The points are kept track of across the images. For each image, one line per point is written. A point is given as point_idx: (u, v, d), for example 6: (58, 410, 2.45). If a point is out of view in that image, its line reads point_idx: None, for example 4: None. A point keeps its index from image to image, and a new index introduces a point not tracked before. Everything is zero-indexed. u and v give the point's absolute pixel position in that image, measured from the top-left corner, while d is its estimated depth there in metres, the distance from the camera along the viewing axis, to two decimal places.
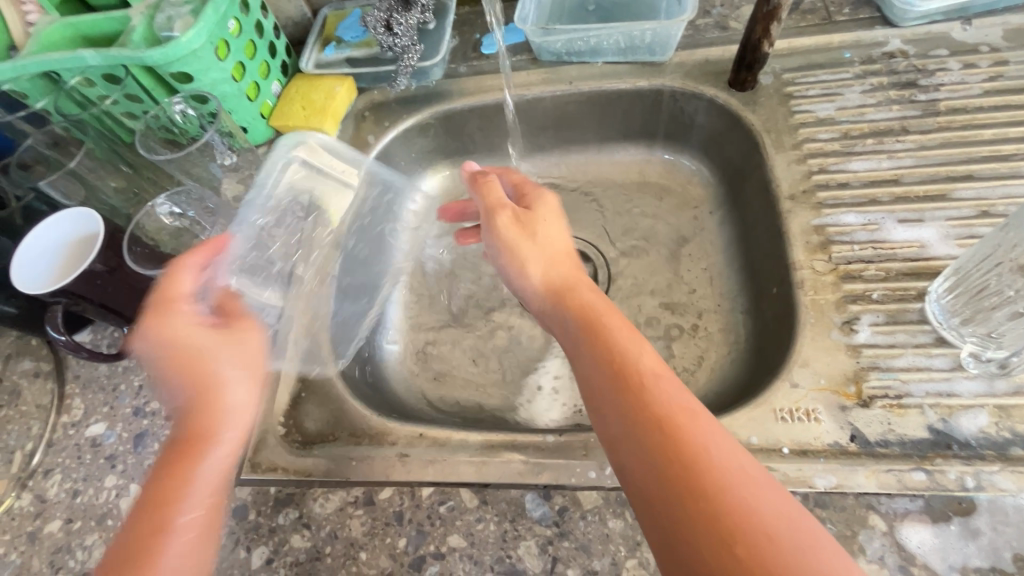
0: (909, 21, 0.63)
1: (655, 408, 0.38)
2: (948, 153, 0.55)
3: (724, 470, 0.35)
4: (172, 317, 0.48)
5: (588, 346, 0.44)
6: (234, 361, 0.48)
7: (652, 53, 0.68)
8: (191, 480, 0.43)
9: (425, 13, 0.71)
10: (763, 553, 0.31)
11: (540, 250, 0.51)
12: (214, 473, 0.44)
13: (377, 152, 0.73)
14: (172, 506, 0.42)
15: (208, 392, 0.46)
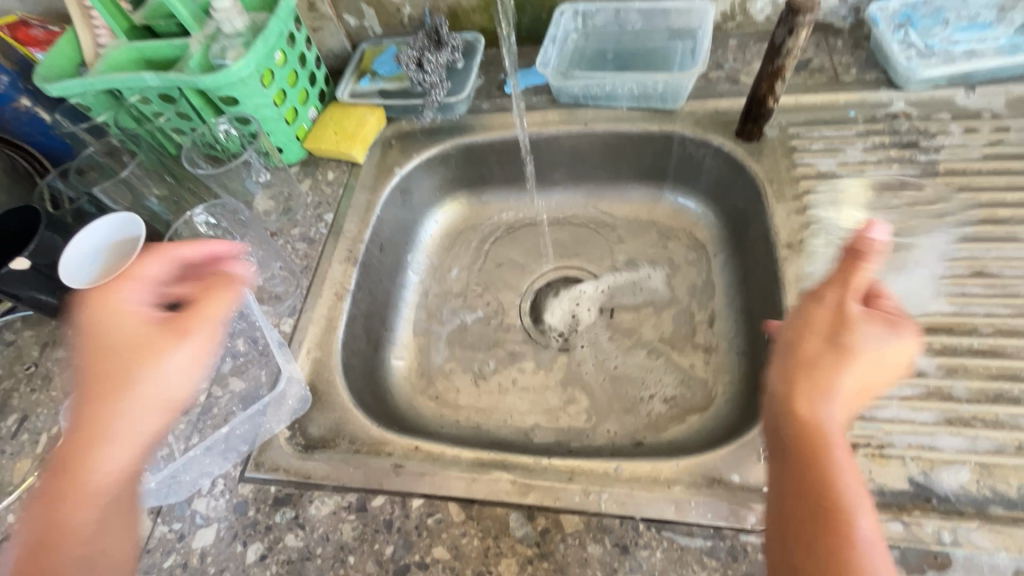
0: (913, 85, 0.65)
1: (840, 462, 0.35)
2: (945, 213, 0.57)
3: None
4: (111, 300, 0.43)
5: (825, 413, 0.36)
6: (124, 346, 0.41)
7: (664, 101, 0.71)
8: (85, 514, 0.38)
9: (454, 54, 0.77)
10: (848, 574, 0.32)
11: (858, 365, 0.36)
12: (102, 496, 0.38)
13: (400, 177, 0.77)
14: (61, 537, 0.37)
15: (92, 371, 0.41)
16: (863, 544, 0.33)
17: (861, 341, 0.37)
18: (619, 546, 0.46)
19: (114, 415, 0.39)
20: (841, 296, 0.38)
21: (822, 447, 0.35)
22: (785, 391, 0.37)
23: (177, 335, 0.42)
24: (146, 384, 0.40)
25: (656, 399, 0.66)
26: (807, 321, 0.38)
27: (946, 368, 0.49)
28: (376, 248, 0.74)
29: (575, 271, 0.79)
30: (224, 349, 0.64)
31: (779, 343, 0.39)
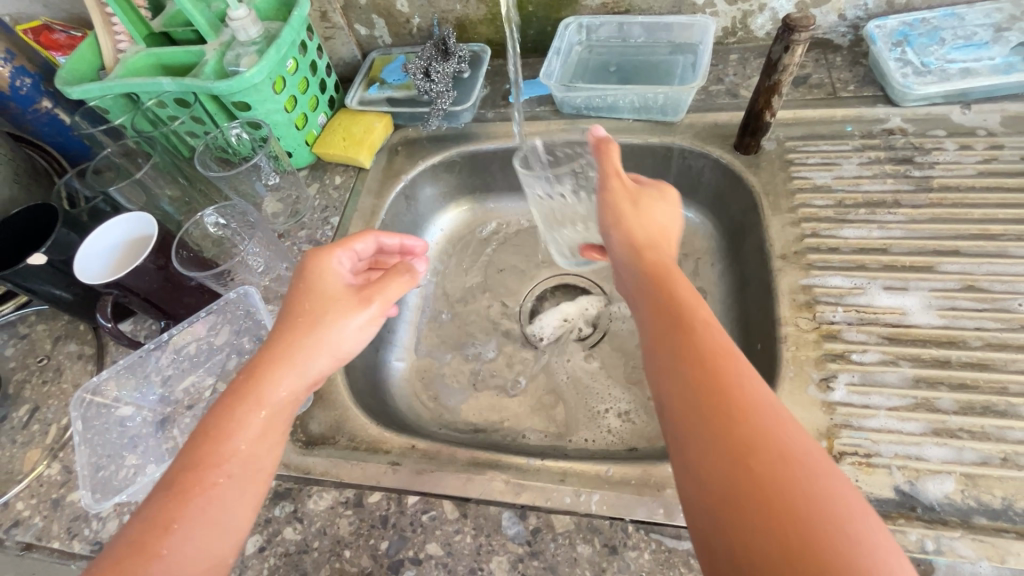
0: (909, 102, 0.67)
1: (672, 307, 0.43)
2: (937, 228, 0.58)
3: (795, 442, 0.34)
4: (328, 264, 0.51)
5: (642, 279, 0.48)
6: (326, 302, 0.48)
7: (664, 113, 0.73)
8: (255, 427, 0.42)
9: (461, 64, 0.79)
10: (734, 404, 0.35)
11: (640, 215, 0.53)
12: (272, 419, 0.43)
13: (405, 182, 0.79)
14: (228, 436, 0.41)
15: (296, 316, 0.47)
16: (707, 328, 0.41)
17: (634, 202, 0.54)
18: (608, 546, 0.47)
19: (305, 350, 0.45)
20: (611, 178, 0.55)
21: (646, 275, 0.48)
22: (618, 256, 0.52)
23: (361, 299, 0.48)
24: (332, 331, 0.46)
25: (611, 413, 0.67)
26: (606, 200, 0.55)
27: (934, 379, 0.50)
28: None
29: (573, 277, 0.82)
30: (229, 346, 0.66)
31: (603, 229, 0.55)
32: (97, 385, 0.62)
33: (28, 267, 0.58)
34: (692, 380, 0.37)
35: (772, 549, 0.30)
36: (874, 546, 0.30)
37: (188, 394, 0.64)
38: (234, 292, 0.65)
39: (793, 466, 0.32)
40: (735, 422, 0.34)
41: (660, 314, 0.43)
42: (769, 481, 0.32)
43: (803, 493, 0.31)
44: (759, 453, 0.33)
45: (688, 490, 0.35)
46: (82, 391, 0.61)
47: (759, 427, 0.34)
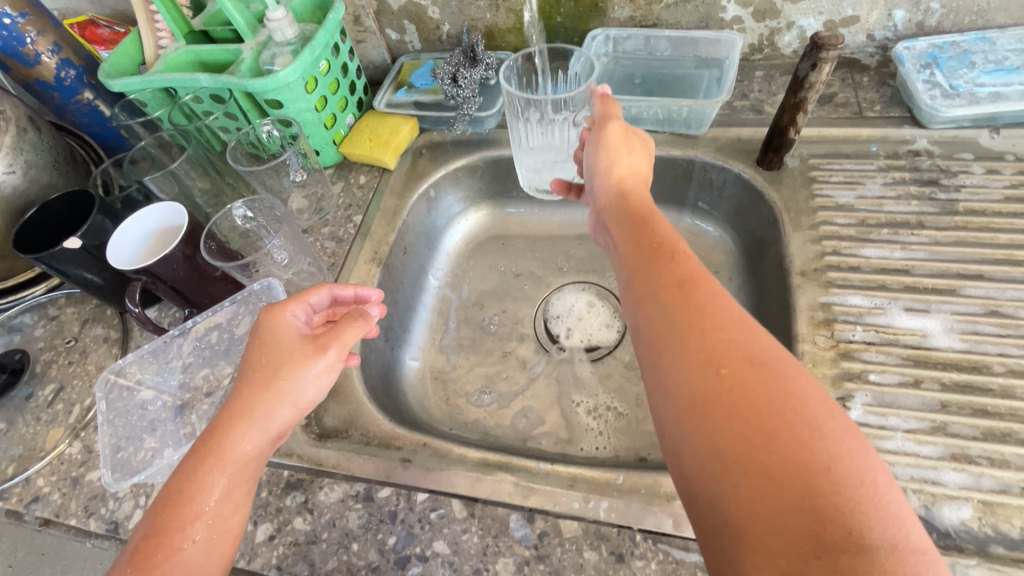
0: (936, 124, 0.66)
1: (675, 275, 0.41)
2: (961, 252, 0.58)
3: (765, 350, 0.35)
4: (282, 314, 0.50)
5: (634, 231, 0.47)
6: (282, 357, 0.48)
7: (687, 126, 0.73)
8: (219, 485, 0.43)
9: (488, 70, 0.80)
10: (747, 377, 0.33)
11: (630, 163, 0.54)
12: (238, 476, 0.44)
13: (428, 184, 0.81)
14: (193, 497, 0.42)
15: (257, 373, 0.47)
16: (714, 294, 0.39)
17: (623, 147, 0.55)
18: (614, 554, 0.47)
19: (263, 405, 0.45)
20: (612, 120, 0.56)
21: (628, 215, 0.49)
22: (602, 203, 0.54)
23: (317, 350, 0.48)
24: (291, 385, 0.47)
25: (585, 413, 0.70)
26: (603, 138, 0.55)
27: (956, 404, 0.49)
28: (399, 251, 0.77)
29: (588, 286, 0.83)
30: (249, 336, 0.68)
31: (593, 176, 0.56)
32: (121, 367, 0.64)
33: (63, 251, 0.60)
34: (665, 302, 0.39)
35: (739, 448, 0.31)
36: (843, 439, 0.31)
37: (208, 381, 0.66)
38: (258, 284, 0.67)
39: (762, 369, 0.33)
40: (739, 393, 0.33)
41: (639, 248, 0.45)
42: (738, 385, 0.33)
43: (774, 393, 0.32)
44: (730, 361, 0.34)
45: (660, 404, 0.36)
46: (107, 372, 0.63)
47: (731, 336, 0.35)
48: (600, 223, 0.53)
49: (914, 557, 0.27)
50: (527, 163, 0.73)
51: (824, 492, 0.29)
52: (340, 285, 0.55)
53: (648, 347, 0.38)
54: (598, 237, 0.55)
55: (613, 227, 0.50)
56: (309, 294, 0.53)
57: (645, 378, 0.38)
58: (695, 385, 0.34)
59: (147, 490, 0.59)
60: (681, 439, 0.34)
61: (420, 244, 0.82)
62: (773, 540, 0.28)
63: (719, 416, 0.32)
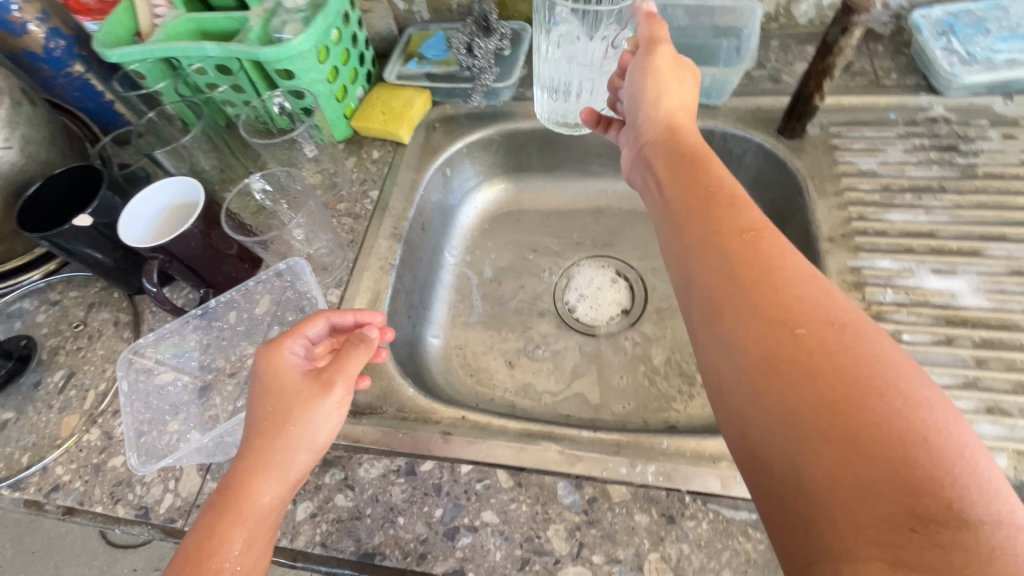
0: (952, 91, 0.68)
1: (738, 226, 0.41)
2: (983, 215, 0.59)
3: (839, 312, 0.34)
4: (280, 353, 0.48)
5: (684, 169, 0.48)
6: (286, 400, 0.46)
7: (708, 97, 0.73)
8: (238, 539, 0.42)
9: (502, 40, 0.78)
10: (824, 335, 0.33)
11: (679, 98, 0.55)
12: (256, 527, 0.43)
13: (444, 158, 0.79)
14: (213, 553, 0.41)
15: (266, 423, 0.45)
16: (780, 250, 0.39)
17: (667, 95, 0.55)
18: (665, 516, 0.48)
19: (278, 455, 0.44)
20: (661, 45, 0.56)
21: (675, 157, 0.50)
22: (648, 136, 0.54)
23: (323, 388, 0.46)
24: (302, 430, 0.45)
25: (614, 384, 0.70)
26: (652, 67, 0.55)
27: (987, 360, 0.51)
28: (418, 227, 0.76)
29: (606, 260, 0.83)
30: (272, 317, 0.66)
31: (638, 103, 0.56)
32: (140, 347, 0.62)
33: (73, 229, 0.57)
34: (726, 256, 0.39)
35: (822, 411, 0.30)
36: (935, 405, 0.30)
37: (231, 361, 0.64)
38: (284, 265, 0.65)
39: (842, 330, 0.33)
40: (820, 353, 0.32)
41: (693, 188, 0.45)
42: (816, 344, 0.33)
43: (854, 354, 0.32)
44: (805, 322, 0.34)
45: (724, 361, 0.35)
46: (126, 352, 0.61)
47: (804, 296, 0.35)
48: (643, 161, 0.53)
49: (1022, 534, 0.26)
50: (552, 89, 0.75)
51: (919, 460, 0.28)
52: (336, 312, 0.53)
53: (709, 300, 0.38)
54: (636, 174, 0.55)
55: (660, 165, 0.50)
56: (304, 326, 0.51)
57: (700, 338, 0.38)
58: (768, 344, 0.34)
59: (176, 473, 0.57)
60: (748, 398, 0.33)
61: (437, 221, 0.81)
62: (862, 510, 0.27)
63: (796, 375, 0.32)
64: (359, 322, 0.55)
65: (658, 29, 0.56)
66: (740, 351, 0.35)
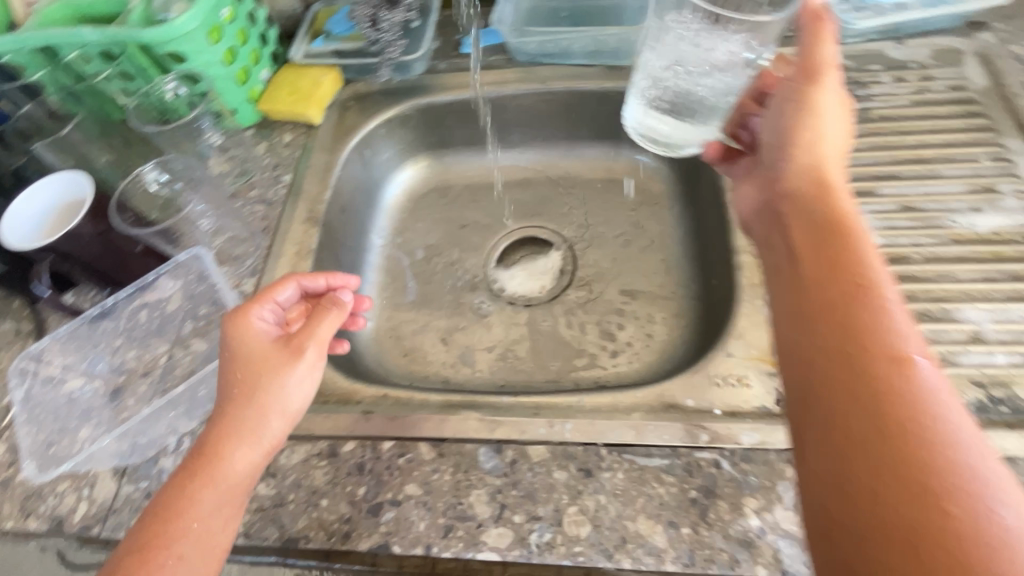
0: (848, 38, 0.69)
1: (900, 346, 0.33)
2: (878, 155, 0.61)
3: (1007, 501, 0.28)
4: (248, 321, 0.50)
5: (831, 239, 0.39)
6: (258, 366, 0.48)
7: (617, 58, 0.74)
8: (208, 502, 0.44)
9: (410, 12, 0.76)
10: (979, 526, 0.27)
11: (826, 143, 0.47)
12: (228, 492, 0.45)
13: (360, 138, 0.77)
14: (181, 514, 0.43)
15: (236, 388, 0.47)
16: (945, 397, 0.31)
17: (812, 151, 0.46)
18: (583, 471, 0.49)
19: (249, 421, 0.46)
20: (816, 70, 0.48)
21: (814, 223, 0.41)
22: (784, 178, 0.47)
23: (295, 354, 0.48)
24: (275, 396, 0.47)
25: (544, 350, 0.71)
26: (804, 95, 0.48)
27: None
28: (337, 210, 0.74)
29: (537, 230, 0.83)
30: (184, 312, 0.63)
31: (780, 136, 0.49)
32: (38, 352, 0.60)
33: None
34: (861, 377, 0.32)
35: None
36: None
37: (143, 361, 0.61)
38: (184, 256, 0.63)
39: (1002, 531, 0.27)
40: (963, 547, 0.27)
41: (840, 270, 0.37)
42: (961, 534, 0.27)
43: (1004, 563, 0.26)
44: (955, 501, 0.28)
45: (832, 496, 0.31)
46: (22, 358, 0.59)
47: (956, 467, 0.29)
48: (770, 214, 0.46)
49: None
50: (653, 99, 0.65)
51: None
52: (305, 277, 0.55)
53: (829, 417, 0.32)
54: (756, 217, 0.49)
55: (797, 226, 0.42)
56: (273, 292, 0.53)
57: (804, 450, 0.33)
58: (900, 504, 0.28)
59: (89, 480, 0.54)
60: (855, 554, 0.29)
61: (358, 202, 0.79)
62: None
63: (926, 559, 0.27)
64: (327, 284, 0.57)
65: (825, 66, 0.48)
66: (855, 491, 0.30)
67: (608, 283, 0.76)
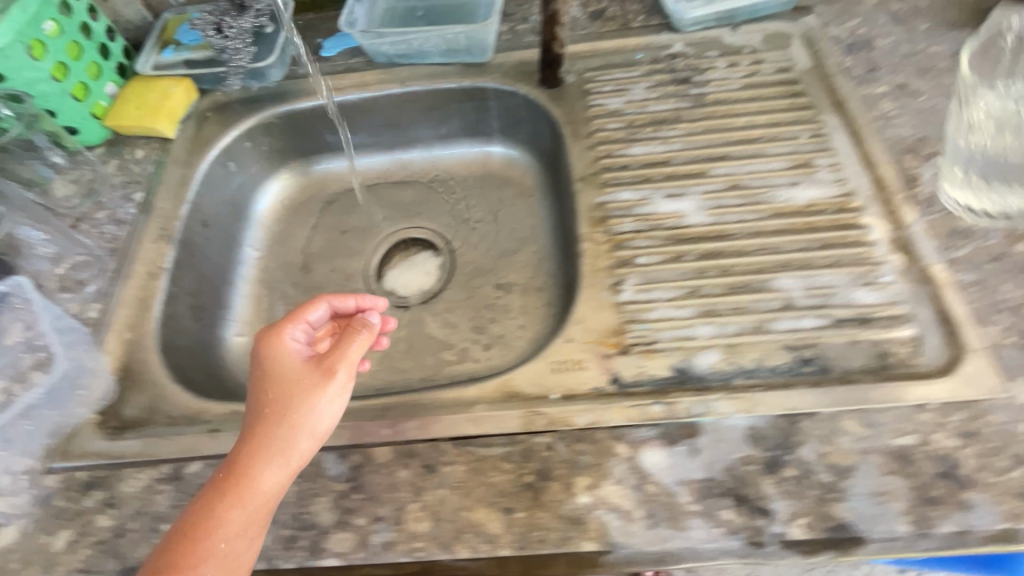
0: (687, 27, 0.73)
1: None
2: (710, 138, 0.64)
3: None
4: (279, 339, 0.49)
5: None
6: (292, 386, 0.46)
7: (472, 55, 0.75)
8: (236, 521, 0.43)
9: (260, 17, 0.75)
10: None
11: None
12: (256, 513, 0.43)
13: (219, 149, 0.75)
14: (209, 533, 0.42)
15: (268, 406, 0.46)
16: None
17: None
18: (425, 466, 0.49)
19: (278, 441, 0.44)
20: None
21: None
22: None
23: (325, 375, 0.47)
24: (304, 416, 0.45)
25: (421, 350, 0.71)
26: None
27: (707, 269, 0.56)
28: (197, 225, 0.72)
29: (416, 231, 0.83)
30: (23, 344, 0.58)
31: None
32: None
33: None
34: None
35: None
36: None
37: None
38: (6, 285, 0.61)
39: None
40: None
41: None
42: None
43: None
44: None
45: None
46: None
47: None
48: None
49: None
50: None
51: None
52: (336, 296, 0.53)
53: None
54: None
55: None
56: (303, 310, 0.51)
57: None
58: None
59: None
60: None
61: (224, 216, 0.77)
62: None
63: None
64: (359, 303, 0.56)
65: None
66: None
67: (484, 278, 0.76)
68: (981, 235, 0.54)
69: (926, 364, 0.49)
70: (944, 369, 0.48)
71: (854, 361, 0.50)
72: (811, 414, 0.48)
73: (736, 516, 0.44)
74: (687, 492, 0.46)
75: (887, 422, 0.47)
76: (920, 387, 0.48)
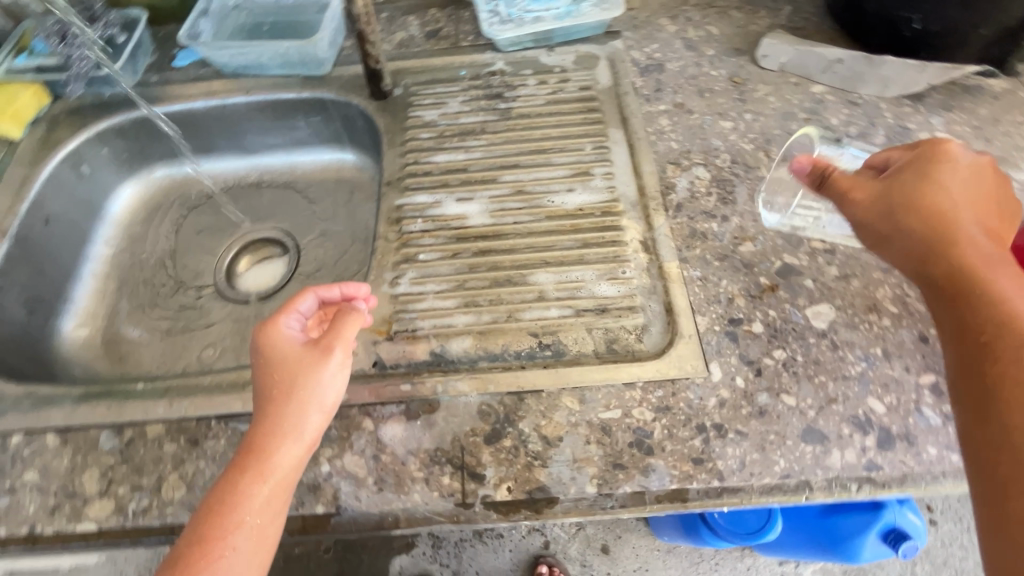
0: (507, 47, 0.80)
1: None
2: (506, 148, 0.71)
3: None
4: (276, 326, 0.49)
5: None
6: (297, 369, 0.47)
7: (309, 68, 0.81)
8: (260, 495, 0.43)
9: (109, 29, 0.82)
10: None
11: None
12: (278, 487, 0.44)
13: (67, 151, 0.79)
14: (234, 508, 0.43)
15: (275, 388, 0.46)
16: None
17: (928, 187, 0.47)
18: (190, 441, 0.54)
19: (291, 417, 0.45)
20: None
21: None
22: None
23: (323, 354, 0.48)
24: (312, 392, 0.46)
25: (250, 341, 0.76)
26: None
27: (478, 265, 0.62)
28: (37, 221, 0.75)
29: (268, 231, 0.87)
30: None
31: None
32: None
33: None
34: None
35: None
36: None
37: None
38: None
39: None
40: None
41: None
42: None
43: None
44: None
45: None
46: None
47: None
48: None
49: None
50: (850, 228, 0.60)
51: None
52: (324, 286, 0.53)
53: None
54: None
55: None
56: (296, 299, 0.51)
57: None
58: None
59: None
60: None
61: (73, 214, 0.81)
62: None
63: None
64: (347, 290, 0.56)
65: None
66: None
67: (322, 275, 0.81)
68: (712, 237, 0.61)
69: (644, 349, 0.55)
70: (657, 354, 0.55)
71: (586, 347, 0.56)
72: (536, 393, 0.53)
73: (453, 481, 0.50)
74: (415, 461, 0.51)
75: (598, 398, 0.53)
76: (632, 368, 0.54)
